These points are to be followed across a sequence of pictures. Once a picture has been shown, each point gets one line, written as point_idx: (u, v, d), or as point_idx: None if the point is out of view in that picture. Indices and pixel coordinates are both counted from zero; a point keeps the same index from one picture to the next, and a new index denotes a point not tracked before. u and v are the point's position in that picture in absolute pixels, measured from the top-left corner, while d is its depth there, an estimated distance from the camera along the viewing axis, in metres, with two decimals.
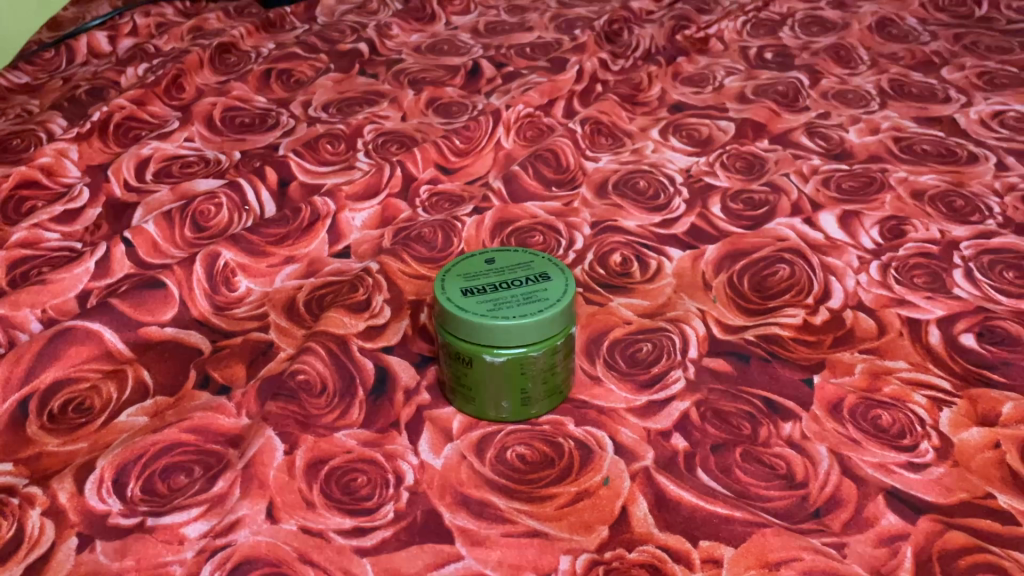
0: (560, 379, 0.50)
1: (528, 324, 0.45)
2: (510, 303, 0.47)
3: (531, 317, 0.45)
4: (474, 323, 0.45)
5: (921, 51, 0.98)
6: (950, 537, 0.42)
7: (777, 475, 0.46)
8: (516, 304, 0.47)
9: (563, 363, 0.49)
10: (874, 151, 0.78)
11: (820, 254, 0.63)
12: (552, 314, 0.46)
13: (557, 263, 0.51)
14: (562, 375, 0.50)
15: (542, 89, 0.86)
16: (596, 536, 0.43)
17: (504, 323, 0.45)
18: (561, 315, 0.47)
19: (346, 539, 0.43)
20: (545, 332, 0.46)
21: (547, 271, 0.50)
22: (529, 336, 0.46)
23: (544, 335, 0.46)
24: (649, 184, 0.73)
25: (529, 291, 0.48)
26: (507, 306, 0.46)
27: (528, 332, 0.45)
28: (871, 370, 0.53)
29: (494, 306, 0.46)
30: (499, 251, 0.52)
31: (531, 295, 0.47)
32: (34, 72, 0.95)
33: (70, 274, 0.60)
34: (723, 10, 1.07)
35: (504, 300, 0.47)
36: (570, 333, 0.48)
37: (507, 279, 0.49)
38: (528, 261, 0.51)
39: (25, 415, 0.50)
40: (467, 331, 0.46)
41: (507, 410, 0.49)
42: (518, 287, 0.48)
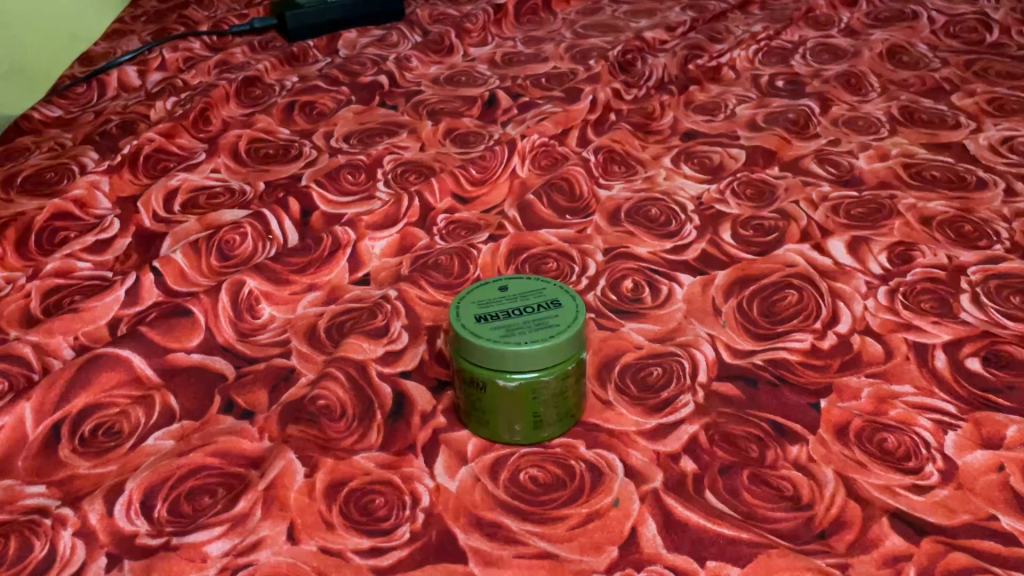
0: (573, 403, 0.51)
1: (540, 350, 0.47)
2: (523, 329, 0.48)
3: (542, 343, 0.47)
4: (487, 349, 0.47)
5: (931, 78, 0.99)
6: (952, 558, 0.43)
7: (783, 497, 0.47)
8: (528, 330, 0.48)
9: (575, 387, 0.51)
10: (883, 177, 0.79)
11: (828, 280, 0.65)
12: (563, 340, 0.47)
13: (569, 290, 0.52)
14: (573, 402, 0.51)
15: (557, 119, 0.88)
16: (606, 557, 0.44)
17: (516, 348, 0.46)
18: (572, 341, 0.48)
19: (364, 559, 0.44)
20: (556, 358, 0.48)
21: (559, 298, 0.52)
22: (540, 361, 0.47)
23: (556, 361, 0.48)
24: (661, 212, 0.75)
25: (541, 318, 0.49)
26: (519, 332, 0.48)
27: (540, 358, 0.47)
28: (877, 395, 0.54)
29: (506, 332, 0.48)
30: (513, 277, 0.54)
31: (542, 321, 0.49)
32: (67, 105, 0.98)
33: (101, 303, 0.63)
34: (736, 39, 1.09)
35: (517, 327, 0.49)
36: (581, 359, 0.50)
37: (519, 306, 0.51)
38: (540, 288, 0.52)
39: (57, 438, 0.52)
40: (481, 356, 0.48)
41: (519, 433, 0.50)
42: (530, 314, 0.50)
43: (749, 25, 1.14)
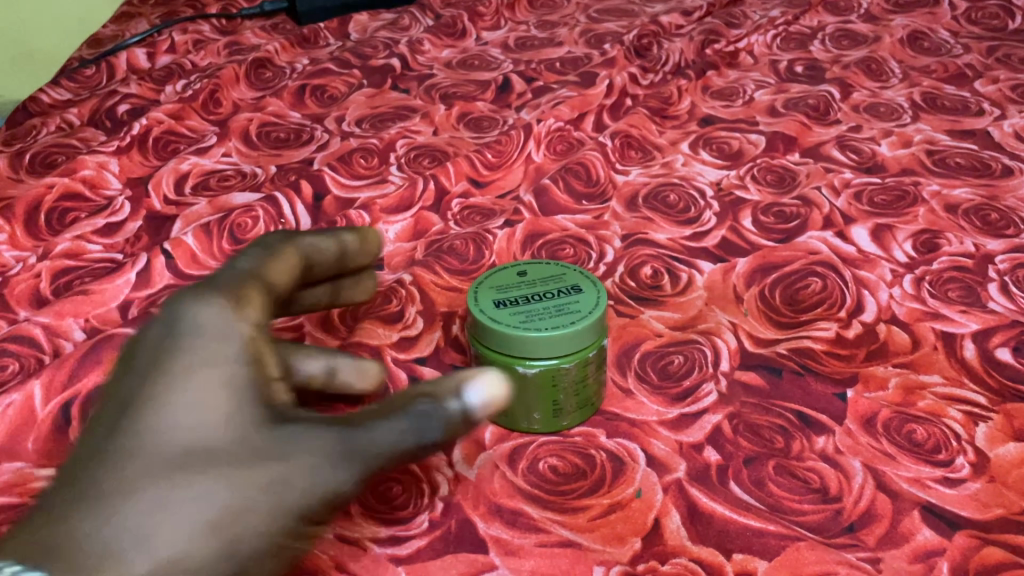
0: (594, 392, 0.51)
1: (561, 334, 0.47)
2: (543, 316, 0.48)
3: (563, 329, 0.47)
4: (507, 334, 0.47)
5: (953, 64, 0.97)
6: (985, 553, 0.42)
7: (811, 489, 0.46)
8: (548, 317, 0.48)
9: (595, 375, 0.50)
10: (906, 164, 0.77)
11: (852, 268, 0.63)
12: (584, 327, 0.47)
13: (588, 277, 0.52)
14: (595, 394, 0.50)
15: (572, 104, 0.86)
16: (629, 549, 0.43)
17: (537, 335, 0.46)
18: (593, 327, 0.48)
19: (382, 548, 0.44)
20: (577, 343, 0.47)
21: (579, 284, 0.51)
22: (561, 348, 0.47)
23: (577, 348, 0.47)
24: (679, 198, 0.73)
25: (561, 304, 0.49)
26: (539, 319, 0.48)
27: (561, 345, 0.47)
28: (905, 385, 0.53)
29: (526, 318, 0.48)
30: (532, 264, 0.54)
31: (563, 308, 0.49)
32: (75, 89, 0.97)
33: (112, 286, 0.62)
34: (753, 24, 1.07)
35: (537, 313, 0.48)
36: (601, 347, 0.50)
37: (539, 292, 0.51)
38: (560, 275, 0.52)
39: (68, 421, 0.51)
40: (500, 342, 0.47)
41: (540, 423, 0.50)
42: (550, 300, 0.50)
43: (766, 10, 1.12)
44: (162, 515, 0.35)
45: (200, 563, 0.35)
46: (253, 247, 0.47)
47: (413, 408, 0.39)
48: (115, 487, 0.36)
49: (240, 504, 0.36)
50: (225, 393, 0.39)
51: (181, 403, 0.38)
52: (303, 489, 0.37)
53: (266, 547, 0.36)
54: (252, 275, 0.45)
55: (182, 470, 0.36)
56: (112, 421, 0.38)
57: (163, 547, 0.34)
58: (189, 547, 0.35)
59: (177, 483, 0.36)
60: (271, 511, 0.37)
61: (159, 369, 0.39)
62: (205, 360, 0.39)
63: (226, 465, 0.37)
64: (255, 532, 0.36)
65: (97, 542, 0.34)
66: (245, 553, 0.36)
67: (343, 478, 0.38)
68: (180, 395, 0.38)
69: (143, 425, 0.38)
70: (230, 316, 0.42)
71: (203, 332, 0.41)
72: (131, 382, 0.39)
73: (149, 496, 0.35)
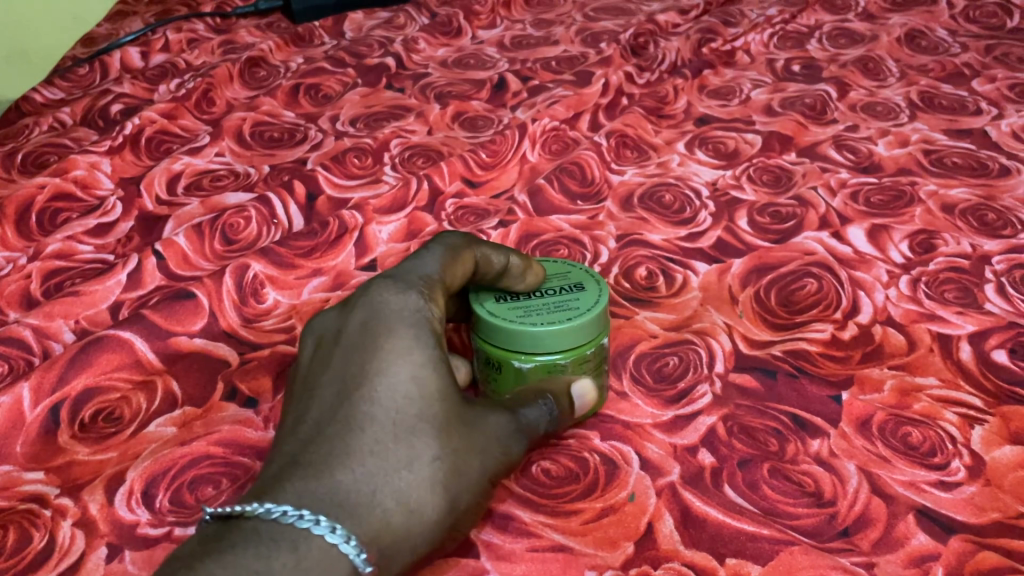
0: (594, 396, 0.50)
1: (556, 331, 0.46)
2: (541, 311, 0.48)
3: (559, 323, 0.46)
4: (502, 327, 0.47)
5: (951, 63, 0.97)
6: (981, 558, 0.42)
7: (805, 493, 0.46)
8: (546, 313, 0.48)
9: (595, 377, 0.49)
10: (903, 164, 0.77)
11: (848, 269, 0.63)
12: (581, 321, 0.47)
13: (594, 275, 0.52)
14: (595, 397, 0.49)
15: (568, 103, 0.86)
16: (622, 553, 0.43)
17: (531, 328, 0.46)
18: (592, 325, 0.47)
19: None
20: (573, 341, 0.47)
21: (583, 283, 0.51)
22: (557, 342, 0.46)
23: (574, 344, 0.47)
24: (674, 198, 0.73)
25: (562, 300, 0.49)
26: (536, 314, 0.48)
27: (556, 339, 0.46)
28: (900, 387, 0.52)
29: (524, 313, 0.48)
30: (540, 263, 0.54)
31: (563, 304, 0.49)
32: (68, 88, 0.96)
33: (102, 287, 0.61)
34: (750, 22, 1.07)
35: (535, 309, 0.48)
36: (602, 348, 0.49)
37: (542, 289, 0.51)
38: (565, 274, 0.52)
39: (57, 424, 0.51)
40: (496, 335, 0.47)
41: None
42: (551, 297, 0.50)
43: (764, 9, 1.12)
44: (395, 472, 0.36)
45: (433, 516, 0.37)
46: (435, 245, 0.48)
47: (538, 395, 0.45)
48: (369, 443, 0.37)
49: (455, 463, 0.38)
50: (436, 364, 0.40)
51: (420, 368, 0.40)
52: (496, 453, 0.40)
53: (473, 504, 0.39)
54: (445, 274, 0.46)
55: (416, 429, 0.38)
56: (338, 392, 0.39)
57: (414, 500, 0.36)
58: (430, 500, 0.37)
59: (413, 439, 0.37)
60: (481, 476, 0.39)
61: (376, 343, 0.40)
62: (420, 335, 0.41)
63: (448, 426, 0.39)
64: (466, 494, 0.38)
65: (357, 494, 0.35)
66: (463, 504, 0.38)
67: (517, 444, 0.42)
68: (405, 365, 0.39)
69: (370, 392, 0.39)
70: (422, 299, 0.43)
71: (405, 315, 0.42)
72: (352, 357, 0.41)
73: (395, 452, 0.37)
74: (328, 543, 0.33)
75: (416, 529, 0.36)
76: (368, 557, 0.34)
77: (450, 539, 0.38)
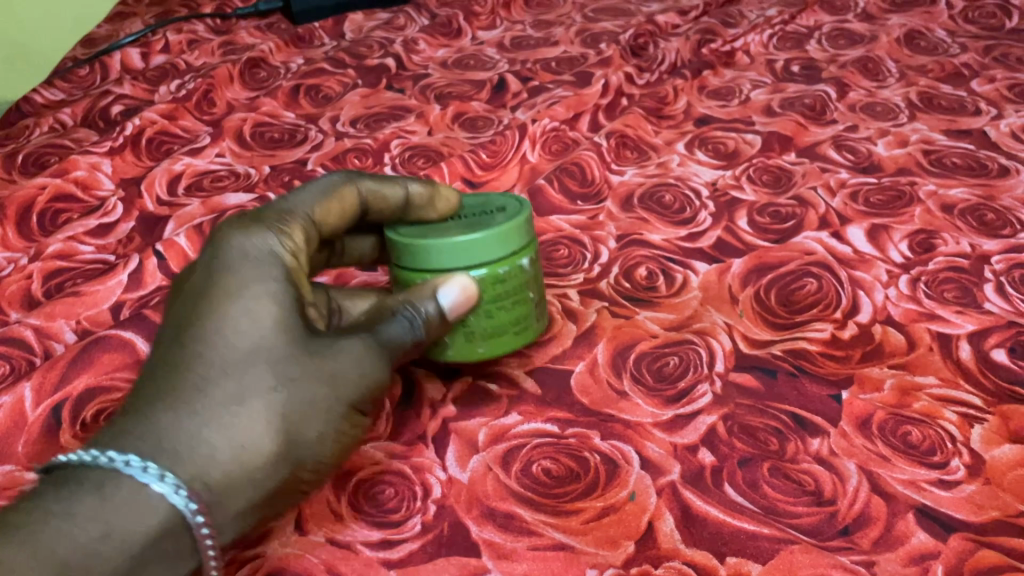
0: (512, 324, 0.51)
1: (449, 244, 0.48)
2: (449, 229, 0.50)
3: (459, 238, 0.49)
4: (406, 244, 0.50)
5: (950, 63, 0.97)
6: (981, 556, 0.42)
7: (805, 492, 0.46)
8: (453, 230, 0.50)
9: (513, 297, 0.51)
10: (903, 164, 0.77)
11: (848, 268, 0.63)
12: (483, 238, 0.49)
13: (521, 200, 0.54)
14: (511, 324, 0.51)
15: (568, 104, 0.86)
16: (622, 552, 0.43)
17: (431, 243, 0.49)
18: (492, 243, 0.49)
19: (374, 552, 0.43)
20: (474, 255, 0.49)
21: (505, 206, 0.53)
22: (457, 258, 0.49)
23: (476, 261, 0.49)
24: (674, 198, 0.73)
25: (475, 222, 0.51)
26: (443, 232, 0.50)
27: (457, 255, 0.49)
28: (900, 387, 0.52)
29: (431, 231, 0.51)
30: (478, 194, 0.57)
31: (474, 224, 0.51)
32: (69, 89, 0.97)
33: (104, 287, 0.62)
34: (749, 24, 1.08)
35: (444, 228, 0.51)
36: (518, 272, 0.51)
37: (462, 214, 0.53)
38: (494, 201, 0.55)
39: (58, 424, 0.50)
40: (404, 254, 0.50)
41: (451, 348, 0.51)
42: (467, 220, 0.52)
43: (763, 10, 1.12)
44: (224, 411, 0.38)
45: (266, 449, 0.38)
46: (310, 189, 0.52)
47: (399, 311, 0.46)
48: (199, 380, 0.38)
49: (293, 392, 0.40)
50: (278, 304, 0.42)
51: (259, 310, 0.41)
52: (354, 380, 0.42)
53: (326, 433, 0.40)
54: (315, 214, 0.50)
55: (250, 363, 0.39)
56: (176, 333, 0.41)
57: (244, 435, 0.38)
58: (264, 436, 0.38)
59: (246, 374, 0.39)
60: (332, 406, 0.41)
61: (218, 284, 0.42)
62: (257, 276, 0.43)
63: (287, 359, 0.40)
64: (312, 426, 0.40)
65: (180, 432, 0.37)
66: (313, 435, 0.40)
67: (379, 369, 0.43)
68: (240, 304, 0.41)
69: (203, 334, 0.40)
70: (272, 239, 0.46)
71: (248, 258, 0.44)
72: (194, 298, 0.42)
73: (226, 390, 0.38)
74: (140, 484, 0.35)
75: (252, 465, 0.38)
76: (191, 496, 0.35)
77: (301, 472, 0.40)
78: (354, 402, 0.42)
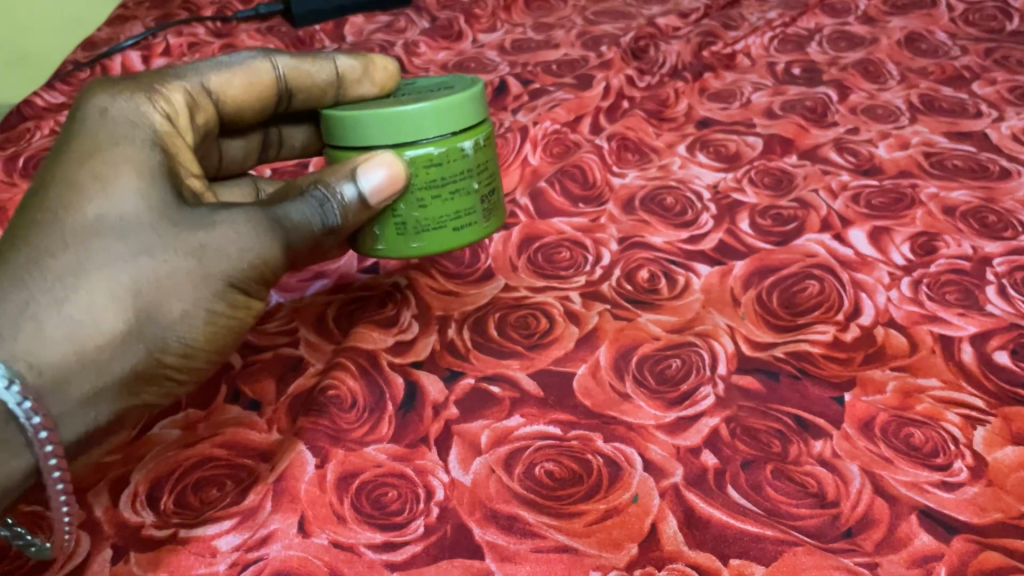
0: (451, 216, 0.56)
1: (376, 116, 0.54)
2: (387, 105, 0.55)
3: (388, 111, 0.53)
4: (341, 118, 0.55)
5: (951, 66, 0.97)
6: (984, 558, 0.42)
7: (808, 494, 0.46)
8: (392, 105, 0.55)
9: (450, 174, 0.55)
10: (904, 166, 0.77)
11: (850, 271, 0.63)
12: (411, 113, 0.53)
13: (475, 83, 0.58)
14: (451, 214, 0.56)
15: (569, 107, 0.87)
16: (625, 554, 0.43)
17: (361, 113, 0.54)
18: (424, 116, 0.54)
19: (377, 554, 0.43)
20: (402, 130, 0.54)
21: (453, 87, 0.58)
22: (387, 132, 0.54)
23: (405, 135, 0.54)
24: (676, 201, 0.73)
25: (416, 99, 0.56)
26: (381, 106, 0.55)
27: (384, 127, 0.54)
28: (902, 389, 0.52)
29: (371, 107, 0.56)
30: (447, 79, 0.61)
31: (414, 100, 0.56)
32: (70, 92, 0.97)
33: None
34: (750, 26, 1.08)
35: (384, 104, 0.56)
36: (455, 155, 0.55)
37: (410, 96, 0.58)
38: (450, 83, 0.59)
39: None
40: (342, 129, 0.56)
41: (385, 236, 0.57)
42: (412, 98, 0.57)
43: (763, 12, 1.12)
44: (85, 279, 0.42)
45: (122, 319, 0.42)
46: (230, 64, 0.60)
47: (314, 193, 0.51)
48: (61, 248, 0.42)
49: (156, 264, 0.44)
50: (147, 178, 0.46)
51: (125, 187, 0.45)
52: (228, 257, 0.46)
53: (188, 311, 0.45)
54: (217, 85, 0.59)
55: (111, 233, 0.43)
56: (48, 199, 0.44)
57: (95, 306, 0.41)
58: (119, 309, 0.42)
59: (111, 244, 0.43)
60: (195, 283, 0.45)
61: (91, 149, 0.47)
62: (132, 152, 0.47)
63: (155, 232, 0.44)
64: (175, 301, 0.44)
65: (28, 296, 0.40)
66: (175, 315, 0.44)
67: (259, 245, 0.47)
68: (110, 179, 0.45)
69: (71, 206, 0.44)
70: (149, 104, 0.51)
71: (124, 126, 0.49)
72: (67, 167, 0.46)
73: (86, 257, 0.42)
74: None
75: (106, 334, 0.41)
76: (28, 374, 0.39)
77: (162, 354, 0.44)
78: (228, 278, 0.46)
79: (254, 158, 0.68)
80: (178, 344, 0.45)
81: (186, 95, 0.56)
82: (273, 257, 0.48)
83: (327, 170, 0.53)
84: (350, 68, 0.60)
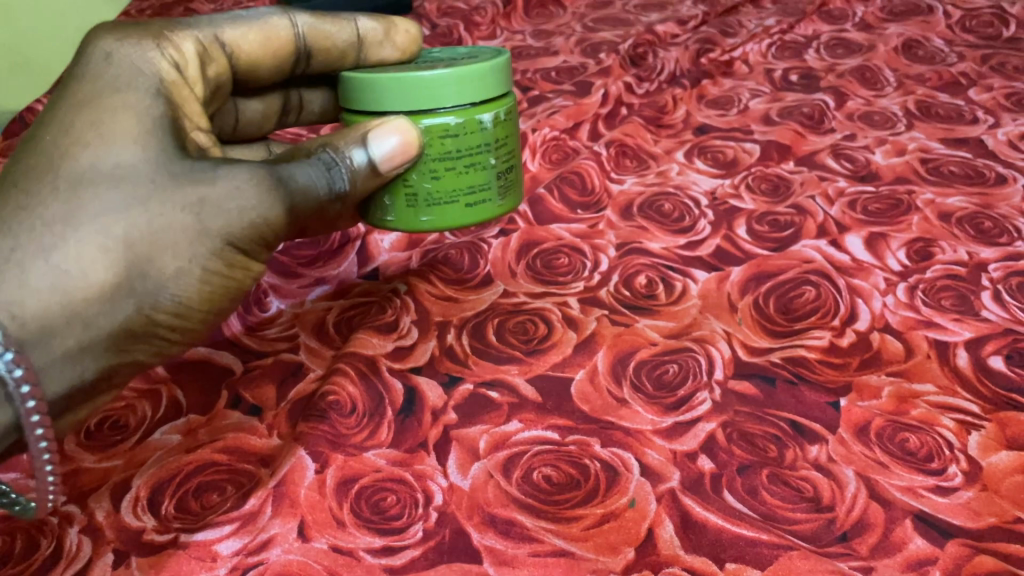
0: (463, 190, 0.57)
1: (393, 81, 0.54)
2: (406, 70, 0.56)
3: (405, 77, 0.54)
4: (357, 79, 0.56)
5: (948, 73, 0.98)
6: (978, 562, 0.42)
7: (804, 498, 0.46)
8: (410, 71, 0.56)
9: (466, 144, 0.56)
10: (900, 173, 0.78)
11: (846, 277, 0.63)
12: (430, 80, 0.54)
13: (500, 55, 0.58)
14: (463, 189, 0.57)
15: (568, 113, 0.87)
16: (622, 558, 0.43)
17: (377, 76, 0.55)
18: (441, 84, 0.54)
19: (376, 558, 0.43)
20: (417, 97, 0.54)
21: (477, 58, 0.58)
22: (402, 99, 0.55)
23: (421, 104, 0.54)
24: (674, 207, 0.74)
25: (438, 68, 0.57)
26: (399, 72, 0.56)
27: (399, 94, 0.55)
28: (898, 394, 0.53)
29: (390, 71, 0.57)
30: (474, 50, 0.62)
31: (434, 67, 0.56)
32: None
33: None
34: (748, 33, 1.08)
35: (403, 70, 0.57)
36: (473, 127, 0.56)
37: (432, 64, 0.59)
38: (476, 55, 0.60)
39: None
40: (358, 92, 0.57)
41: (396, 208, 0.58)
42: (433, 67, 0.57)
43: (761, 19, 1.13)
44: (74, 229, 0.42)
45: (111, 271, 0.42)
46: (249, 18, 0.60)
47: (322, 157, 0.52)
48: (52, 198, 0.42)
49: (149, 217, 0.43)
50: (149, 132, 0.46)
51: (119, 139, 0.45)
52: (226, 213, 0.45)
53: (182, 268, 0.44)
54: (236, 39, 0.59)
55: (106, 183, 0.43)
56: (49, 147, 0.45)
57: (81, 259, 0.41)
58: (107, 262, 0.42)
59: (103, 195, 0.43)
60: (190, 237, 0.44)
61: (90, 95, 0.46)
62: (133, 102, 0.47)
63: (150, 185, 0.44)
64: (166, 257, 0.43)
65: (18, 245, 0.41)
66: (167, 272, 0.43)
67: (258, 201, 0.47)
68: (108, 129, 0.45)
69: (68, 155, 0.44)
70: (158, 50, 0.51)
71: (128, 72, 0.48)
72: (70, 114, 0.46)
73: (76, 208, 0.42)
74: None
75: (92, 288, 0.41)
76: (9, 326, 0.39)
77: (155, 313, 0.44)
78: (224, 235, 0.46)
79: (264, 119, 0.70)
80: (171, 302, 0.44)
81: (198, 45, 0.55)
82: (273, 215, 0.47)
83: (337, 135, 0.54)
84: (372, 32, 0.61)
